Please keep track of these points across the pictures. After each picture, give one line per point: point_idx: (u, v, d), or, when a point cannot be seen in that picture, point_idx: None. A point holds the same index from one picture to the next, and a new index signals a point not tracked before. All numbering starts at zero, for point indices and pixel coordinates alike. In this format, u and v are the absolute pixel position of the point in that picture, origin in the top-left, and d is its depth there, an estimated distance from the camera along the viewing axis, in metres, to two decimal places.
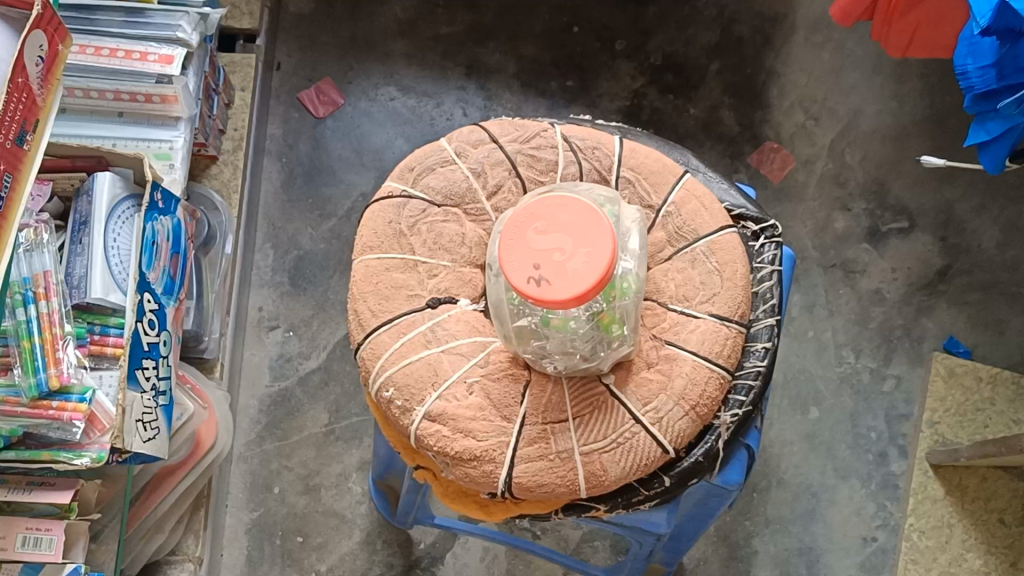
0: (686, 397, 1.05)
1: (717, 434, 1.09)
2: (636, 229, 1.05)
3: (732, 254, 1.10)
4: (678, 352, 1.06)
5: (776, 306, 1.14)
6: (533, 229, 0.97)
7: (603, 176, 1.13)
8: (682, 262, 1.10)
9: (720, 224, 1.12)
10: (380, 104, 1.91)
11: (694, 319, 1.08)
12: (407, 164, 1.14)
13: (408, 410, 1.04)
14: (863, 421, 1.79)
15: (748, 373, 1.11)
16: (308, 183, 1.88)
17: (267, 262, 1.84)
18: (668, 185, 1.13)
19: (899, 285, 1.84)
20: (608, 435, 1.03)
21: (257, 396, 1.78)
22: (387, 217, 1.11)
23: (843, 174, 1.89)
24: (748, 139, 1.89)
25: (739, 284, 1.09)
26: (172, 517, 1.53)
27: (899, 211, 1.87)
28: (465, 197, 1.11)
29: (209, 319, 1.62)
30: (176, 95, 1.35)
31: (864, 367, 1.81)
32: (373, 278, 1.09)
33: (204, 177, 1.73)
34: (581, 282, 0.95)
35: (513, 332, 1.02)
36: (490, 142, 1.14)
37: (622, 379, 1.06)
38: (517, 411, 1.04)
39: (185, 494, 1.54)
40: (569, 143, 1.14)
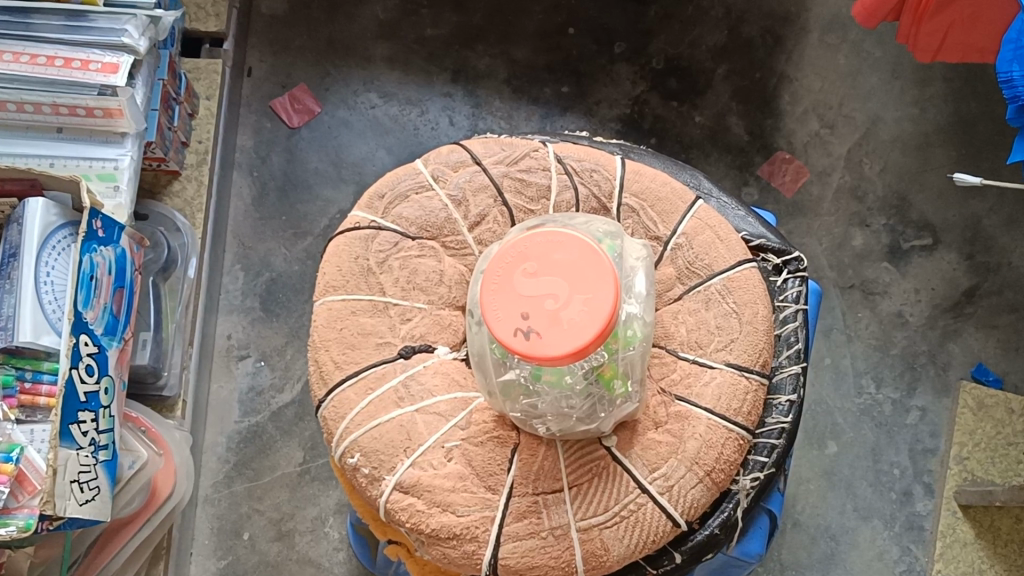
0: (700, 461, 0.90)
1: (736, 502, 0.94)
2: (643, 267, 0.90)
3: (752, 293, 0.95)
4: (691, 410, 0.92)
5: (802, 351, 0.99)
6: (523, 271, 0.82)
7: (602, 203, 0.98)
8: (694, 303, 0.95)
9: (738, 257, 0.97)
10: (360, 113, 1.76)
11: (709, 370, 0.93)
12: (378, 190, 1.00)
13: (377, 480, 0.90)
14: (885, 456, 1.64)
15: (770, 430, 0.97)
16: (282, 199, 1.73)
17: (236, 285, 1.69)
18: (678, 214, 0.98)
19: (923, 307, 1.69)
20: (610, 508, 0.89)
21: (225, 432, 1.63)
22: (354, 252, 0.96)
23: (862, 186, 1.74)
24: (759, 149, 1.75)
25: (760, 329, 0.95)
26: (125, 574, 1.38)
27: (922, 227, 1.72)
28: (444, 228, 0.97)
29: (169, 351, 1.48)
30: (122, 109, 1.20)
31: (886, 398, 1.66)
32: (337, 323, 0.94)
33: (165, 194, 1.57)
34: (577, 334, 0.80)
35: (499, 388, 0.88)
36: (473, 164, 0.99)
37: (626, 441, 0.91)
38: (503, 480, 0.89)
39: (141, 548, 1.39)
40: (563, 165, 0.99)
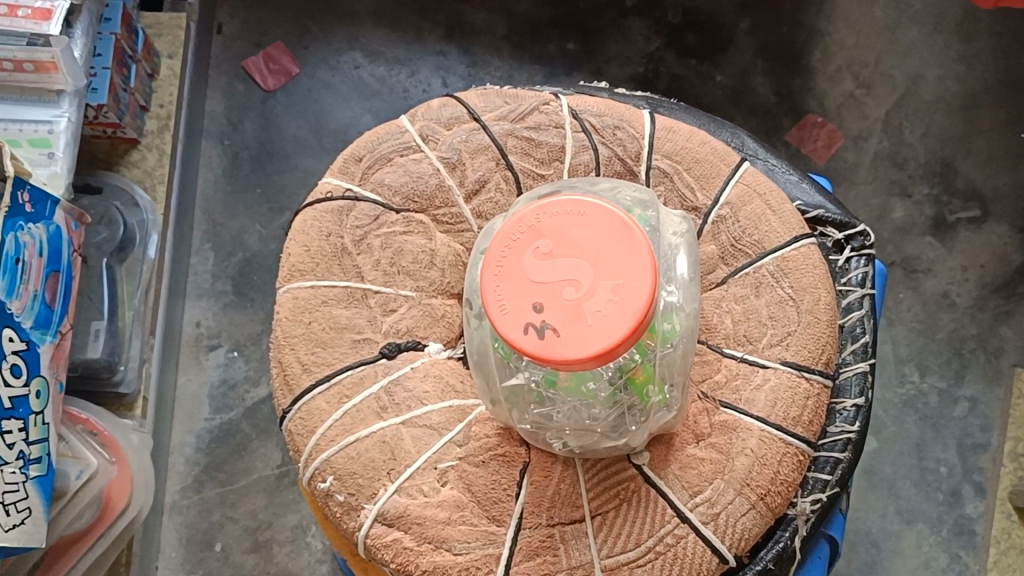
0: (752, 483, 0.74)
1: (793, 530, 0.77)
2: (683, 245, 0.72)
3: (812, 275, 0.78)
4: (740, 419, 0.75)
5: (870, 346, 0.82)
6: (534, 252, 0.65)
7: (627, 166, 0.80)
8: (742, 288, 0.78)
9: (794, 232, 0.80)
10: (342, 74, 1.56)
11: (762, 371, 0.76)
12: (354, 152, 0.82)
13: (355, 511, 0.73)
14: (930, 453, 1.47)
15: (832, 442, 0.80)
16: (257, 170, 1.54)
17: (206, 266, 1.51)
18: (720, 179, 0.81)
19: (971, 287, 1.51)
20: (643, 542, 0.72)
21: (194, 431, 1.45)
22: (324, 228, 0.79)
23: (902, 152, 1.54)
24: (787, 112, 1.55)
25: (823, 319, 0.77)
26: None
27: (970, 198, 1.52)
28: (435, 197, 0.79)
29: (125, 343, 1.31)
30: (56, 62, 1.02)
31: (931, 388, 1.49)
32: (304, 316, 0.77)
33: (123, 165, 1.39)
34: (605, 330, 0.63)
35: (503, 396, 0.71)
36: (470, 120, 0.81)
37: (660, 458, 0.74)
38: (510, 509, 0.72)
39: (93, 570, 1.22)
40: (580, 121, 0.81)
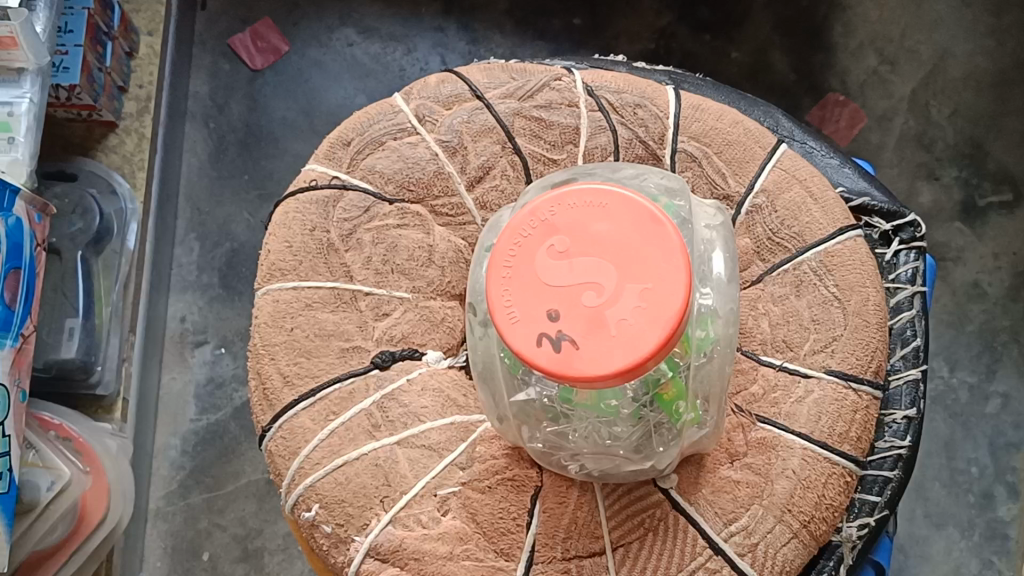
0: (794, 508, 0.65)
1: (838, 559, 0.69)
2: (719, 239, 0.63)
3: (859, 271, 0.69)
4: (780, 436, 0.66)
5: (922, 351, 0.73)
6: (548, 251, 0.56)
7: (649, 149, 0.71)
8: (780, 287, 0.69)
9: (838, 223, 0.71)
10: (335, 52, 1.46)
11: (804, 382, 0.67)
12: (341, 135, 0.72)
13: (343, 544, 0.64)
14: (960, 453, 1.31)
15: (882, 459, 0.71)
16: (244, 155, 1.44)
17: (191, 257, 1.41)
18: (755, 165, 0.71)
19: (1004, 276, 1.35)
20: None
21: (179, 433, 1.37)
22: (308, 221, 0.70)
23: (929, 132, 1.38)
24: (807, 90, 1.40)
25: (872, 322, 0.68)
26: None
27: (1001, 179, 1.36)
28: (433, 186, 0.70)
29: (102, 342, 1.21)
30: (14, 37, 0.93)
31: (961, 383, 1.33)
32: (285, 322, 0.68)
33: (100, 150, 1.29)
34: (632, 342, 0.54)
35: (512, 412, 0.62)
36: (472, 99, 0.72)
37: (689, 481, 0.65)
38: (520, 541, 0.64)
39: None
40: (597, 99, 0.72)
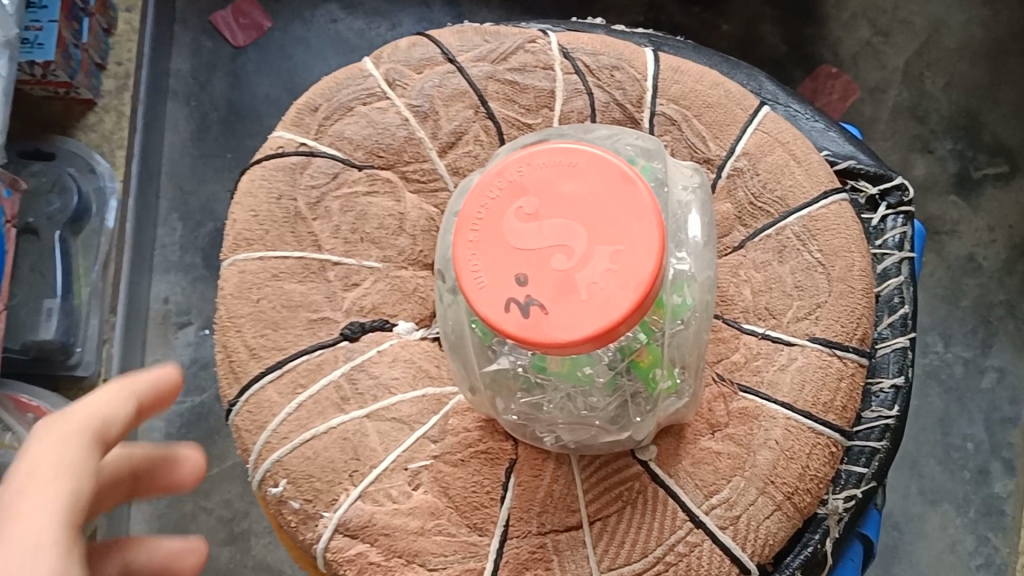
0: (776, 480, 0.63)
1: (824, 532, 0.67)
2: (696, 202, 0.61)
3: (843, 235, 0.67)
4: (763, 406, 0.64)
5: (909, 318, 0.71)
6: (516, 213, 0.54)
7: (627, 112, 0.69)
8: (763, 253, 0.67)
9: (822, 186, 0.69)
10: (319, 29, 1.42)
11: (787, 350, 0.65)
12: (308, 100, 0.70)
13: (311, 520, 0.62)
14: (956, 428, 1.29)
15: (868, 430, 0.70)
16: (226, 133, 1.40)
17: (174, 237, 1.38)
18: (737, 128, 0.69)
19: (999, 249, 1.32)
20: (650, 552, 0.61)
21: (164, 416, 1.34)
22: (275, 188, 0.68)
23: (923, 104, 1.35)
24: (798, 62, 1.36)
25: (858, 288, 0.66)
26: None
27: (996, 151, 1.34)
28: (403, 152, 0.68)
29: (81, 323, 1.21)
30: None
31: (955, 358, 1.31)
32: (250, 292, 0.66)
33: (78, 129, 1.27)
34: (603, 306, 0.52)
35: (484, 383, 0.60)
36: (444, 62, 0.70)
37: (669, 453, 0.63)
38: (494, 515, 0.62)
39: None
40: (573, 62, 0.70)
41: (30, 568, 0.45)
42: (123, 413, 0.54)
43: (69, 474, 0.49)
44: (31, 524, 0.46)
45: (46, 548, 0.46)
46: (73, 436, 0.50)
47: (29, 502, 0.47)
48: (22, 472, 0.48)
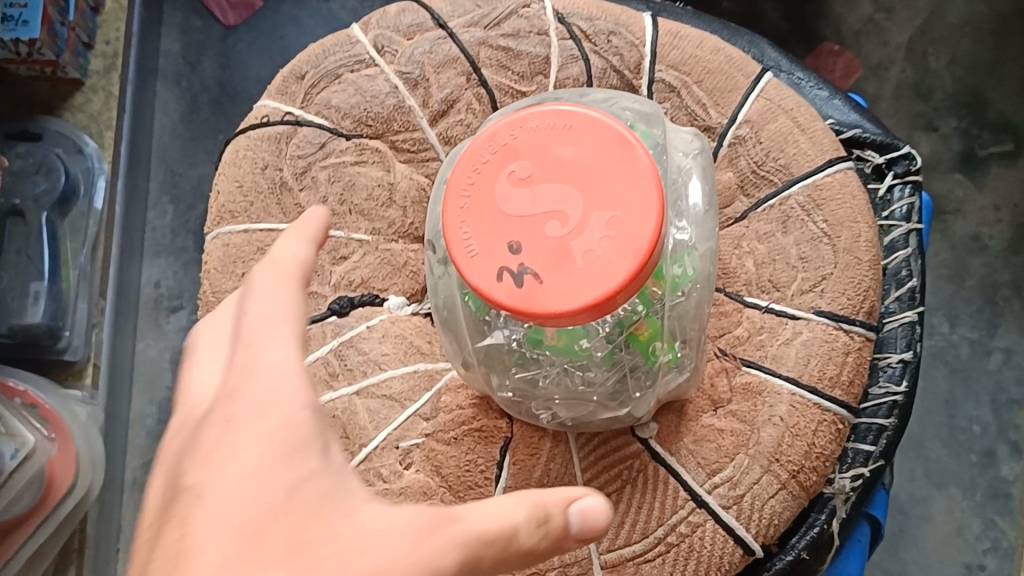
0: (781, 458, 0.61)
1: (830, 512, 0.65)
2: (696, 169, 0.59)
3: (849, 205, 0.64)
4: (767, 381, 0.62)
5: (917, 292, 0.69)
6: (508, 177, 0.51)
7: (625, 79, 0.67)
8: (766, 224, 0.64)
9: (827, 154, 0.66)
10: (311, 7, 1.36)
11: (792, 324, 0.63)
12: (295, 68, 0.68)
13: None
14: (961, 410, 1.24)
15: (876, 406, 0.67)
16: (217, 113, 1.35)
17: (165, 221, 1.34)
18: (739, 94, 0.67)
19: (1005, 229, 1.26)
20: (651, 532, 0.60)
21: (156, 402, 1.30)
22: (260, 158, 0.66)
23: (927, 81, 1.28)
24: (800, 40, 1.29)
25: (865, 260, 0.63)
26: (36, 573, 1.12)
27: (1002, 129, 1.27)
28: (392, 120, 0.66)
29: (70, 305, 1.18)
30: None
31: (961, 339, 1.25)
32: (235, 266, 0.64)
33: (66, 109, 1.24)
34: (599, 275, 0.49)
35: (477, 358, 0.57)
36: (435, 28, 0.68)
37: (669, 430, 0.61)
38: (489, 495, 0.60)
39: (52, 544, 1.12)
40: (570, 28, 0.67)
41: (284, 401, 0.44)
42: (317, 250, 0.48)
43: (296, 315, 0.46)
44: (270, 362, 0.44)
45: (294, 379, 0.44)
46: (290, 277, 0.47)
47: (267, 343, 0.45)
48: (256, 309, 0.46)
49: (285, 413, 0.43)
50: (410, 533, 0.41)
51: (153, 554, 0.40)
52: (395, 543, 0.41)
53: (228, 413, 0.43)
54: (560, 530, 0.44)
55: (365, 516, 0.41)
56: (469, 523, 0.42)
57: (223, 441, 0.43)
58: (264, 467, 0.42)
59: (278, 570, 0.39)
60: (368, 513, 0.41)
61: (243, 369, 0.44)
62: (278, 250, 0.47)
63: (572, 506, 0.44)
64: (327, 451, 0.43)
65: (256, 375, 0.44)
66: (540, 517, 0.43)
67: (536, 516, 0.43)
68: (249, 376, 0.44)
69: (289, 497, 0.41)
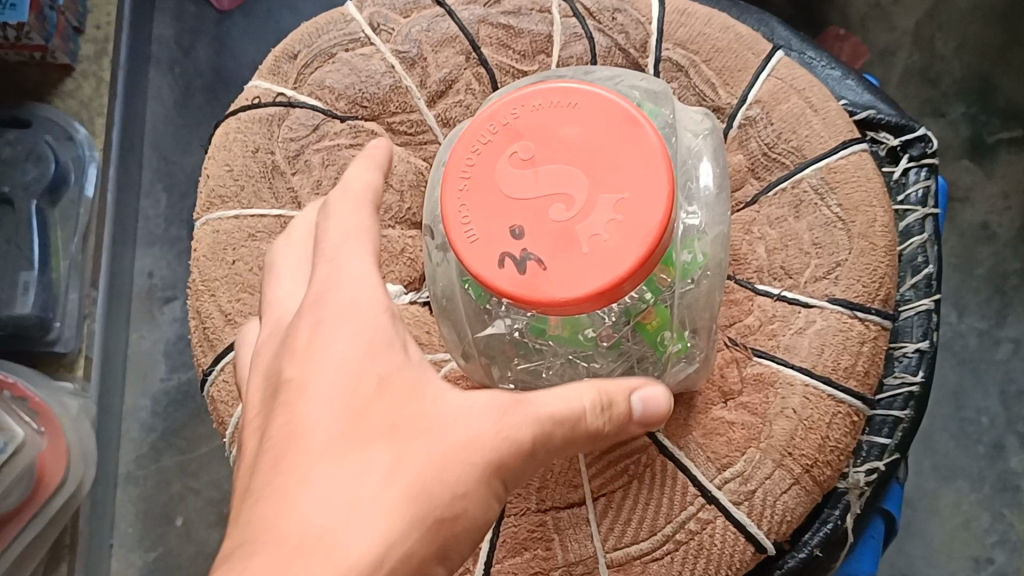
0: (795, 452, 0.58)
1: (844, 508, 0.62)
2: (706, 150, 0.56)
3: (864, 189, 0.62)
4: (780, 372, 0.59)
5: (934, 279, 0.67)
6: (509, 159, 0.49)
7: (630, 58, 0.64)
8: (778, 209, 0.62)
9: (841, 136, 0.63)
10: None
11: (806, 313, 0.60)
12: (287, 48, 0.66)
13: None
14: (970, 401, 1.21)
15: (891, 398, 0.65)
16: (211, 100, 1.32)
17: (158, 209, 1.31)
18: (750, 74, 0.64)
19: (1014, 217, 1.22)
20: (659, 530, 0.57)
21: (150, 394, 1.28)
22: (251, 141, 0.63)
23: (934, 66, 1.24)
24: (805, 25, 1.26)
25: (882, 246, 0.61)
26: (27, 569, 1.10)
27: (1010, 115, 1.23)
28: (389, 101, 0.63)
29: (61, 297, 1.16)
30: None
31: (970, 329, 1.22)
32: (225, 253, 0.62)
33: (56, 96, 1.21)
34: (606, 261, 0.47)
35: (478, 348, 0.55)
36: (432, 6, 0.65)
37: (678, 424, 0.59)
38: None
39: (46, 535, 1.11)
40: (573, 5, 0.65)
41: (364, 305, 0.47)
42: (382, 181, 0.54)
43: (365, 231, 0.50)
44: (349, 271, 0.48)
45: (373, 284, 0.48)
46: (360, 200, 0.51)
47: (344, 255, 0.49)
48: (332, 227, 0.50)
49: (370, 312, 0.47)
50: (491, 414, 0.45)
51: (265, 438, 0.45)
52: (476, 421, 0.45)
53: (318, 316, 0.47)
54: (624, 415, 0.49)
55: (446, 398, 0.46)
56: (544, 406, 0.46)
57: (314, 340, 0.46)
58: (349, 364, 0.45)
59: (377, 450, 0.43)
60: (453, 396, 0.46)
61: (326, 278, 0.48)
62: (349, 178, 0.52)
63: (633, 394, 0.49)
64: (406, 347, 0.47)
65: (338, 282, 0.48)
66: (604, 403, 0.48)
67: (601, 403, 0.48)
68: (333, 282, 0.48)
69: (380, 387, 0.45)
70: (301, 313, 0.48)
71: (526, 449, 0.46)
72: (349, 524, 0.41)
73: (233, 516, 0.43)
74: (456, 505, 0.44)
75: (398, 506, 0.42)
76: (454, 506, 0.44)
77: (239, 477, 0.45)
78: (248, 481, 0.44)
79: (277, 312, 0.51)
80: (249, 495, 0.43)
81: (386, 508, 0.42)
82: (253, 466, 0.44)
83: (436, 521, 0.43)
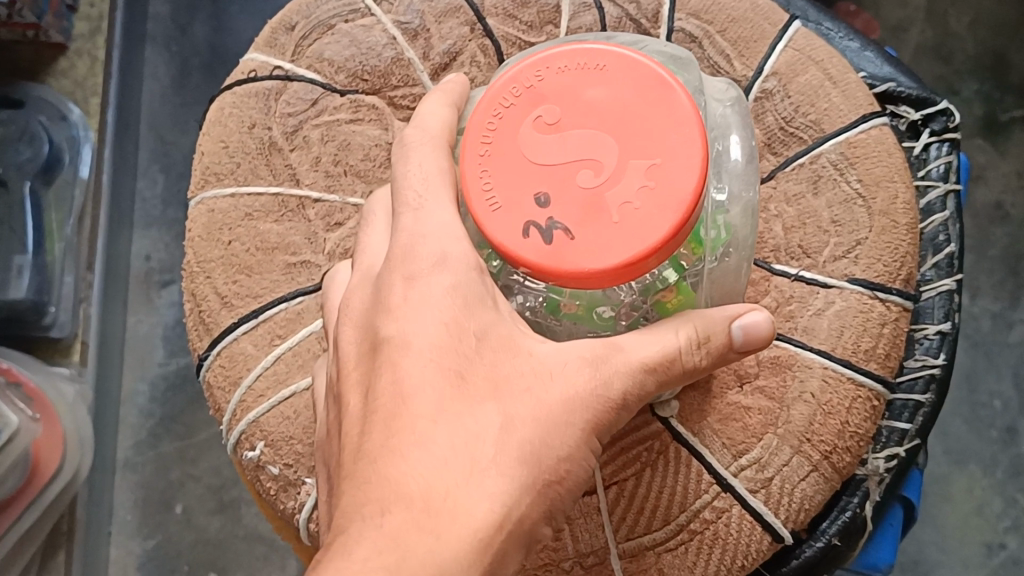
0: (813, 437, 0.56)
1: (864, 495, 0.60)
2: (737, 120, 0.53)
3: (885, 163, 0.59)
4: (798, 354, 0.57)
5: (956, 258, 0.64)
6: (534, 123, 0.46)
7: (641, 28, 0.61)
8: (796, 185, 0.59)
9: (861, 109, 0.60)
10: None
11: (825, 293, 0.58)
12: (285, 19, 0.63)
13: (292, 488, 0.56)
14: (982, 384, 1.18)
15: (912, 381, 0.63)
16: (208, 79, 1.29)
17: (155, 191, 1.29)
18: (766, 44, 0.62)
19: None
20: (673, 519, 0.55)
21: (148, 379, 1.25)
22: (247, 116, 0.61)
23: (947, 43, 1.21)
24: None
25: (903, 223, 0.58)
26: (22, 557, 1.08)
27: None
28: (391, 74, 0.61)
29: (56, 279, 1.14)
30: None
31: (982, 311, 1.20)
32: (219, 233, 0.59)
33: (50, 75, 1.18)
34: (637, 229, 0.44)
35: None
36: None
37: (692, 409, 0.56)
38: None
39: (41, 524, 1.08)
40: None
41: (453, 259, 0.45)
42: (458, 115, 0.51)
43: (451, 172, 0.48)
44: (433, 224, 0.46)
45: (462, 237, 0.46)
46: (432, 143, 0.48)
47: (428, 206, 0.47)
48: (411, 177, 0.47)
49: (460, 269, 0.45)
50: (586, 368, 0.44)
51: (370, 397, 0.45)
52: (573, 375, 0.44)
53: (410, 273, 0.46)
54: (723, 347, 0.46)
55: (544, 351, 0.45)
56: (638, 352, 0.45)
57: (410, 296, 0.45)
58: (444, 325, 0.44)
59: (486, 413, 0.43)
60: (549, 350, 0.45)
61: (413, 232, 0.46)
62: (424, 116, 0.50)
63: (735, 322, 0.46)
64: (497, 301, 0.46)
65: (427, 231, 0.46)
66: (702, 337, 0.45)
67: (697, 340, 0.45)
68: (420, 236, 0.46)
69: (479, 346, 0.44)
70: (391, 269, 0.47)
71: (619, 402, 0.45)
72: (466, 486, 0.42)
73: (349, 473, 0.44)
74: (562, 466, 0.44)
75: (510, 467, 0.42)
76: (560, 466, 0.44)
77: (349, 433, 0.45)
78: (360, 440, 0.44)
79: (367, 258, 0.50)
80: (362, 455, 0.43)
81: (500, 469, 0.42)
82: (363, 428, 0.45)
83: (544, 479, 0.43)
